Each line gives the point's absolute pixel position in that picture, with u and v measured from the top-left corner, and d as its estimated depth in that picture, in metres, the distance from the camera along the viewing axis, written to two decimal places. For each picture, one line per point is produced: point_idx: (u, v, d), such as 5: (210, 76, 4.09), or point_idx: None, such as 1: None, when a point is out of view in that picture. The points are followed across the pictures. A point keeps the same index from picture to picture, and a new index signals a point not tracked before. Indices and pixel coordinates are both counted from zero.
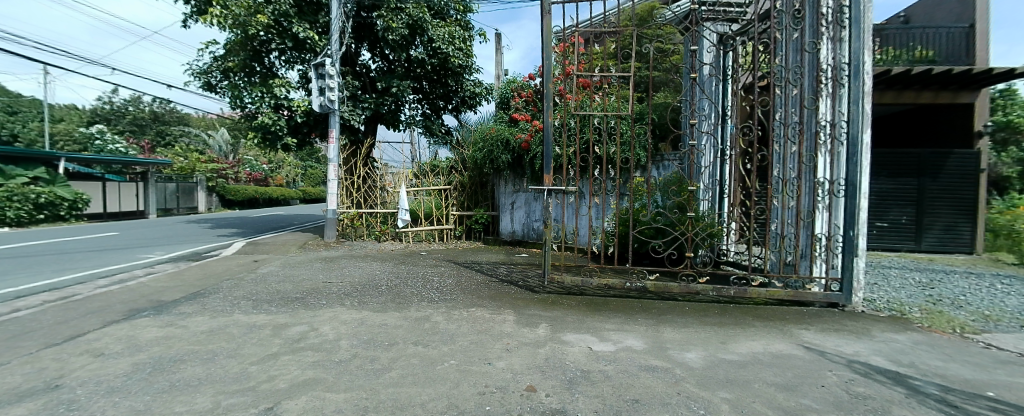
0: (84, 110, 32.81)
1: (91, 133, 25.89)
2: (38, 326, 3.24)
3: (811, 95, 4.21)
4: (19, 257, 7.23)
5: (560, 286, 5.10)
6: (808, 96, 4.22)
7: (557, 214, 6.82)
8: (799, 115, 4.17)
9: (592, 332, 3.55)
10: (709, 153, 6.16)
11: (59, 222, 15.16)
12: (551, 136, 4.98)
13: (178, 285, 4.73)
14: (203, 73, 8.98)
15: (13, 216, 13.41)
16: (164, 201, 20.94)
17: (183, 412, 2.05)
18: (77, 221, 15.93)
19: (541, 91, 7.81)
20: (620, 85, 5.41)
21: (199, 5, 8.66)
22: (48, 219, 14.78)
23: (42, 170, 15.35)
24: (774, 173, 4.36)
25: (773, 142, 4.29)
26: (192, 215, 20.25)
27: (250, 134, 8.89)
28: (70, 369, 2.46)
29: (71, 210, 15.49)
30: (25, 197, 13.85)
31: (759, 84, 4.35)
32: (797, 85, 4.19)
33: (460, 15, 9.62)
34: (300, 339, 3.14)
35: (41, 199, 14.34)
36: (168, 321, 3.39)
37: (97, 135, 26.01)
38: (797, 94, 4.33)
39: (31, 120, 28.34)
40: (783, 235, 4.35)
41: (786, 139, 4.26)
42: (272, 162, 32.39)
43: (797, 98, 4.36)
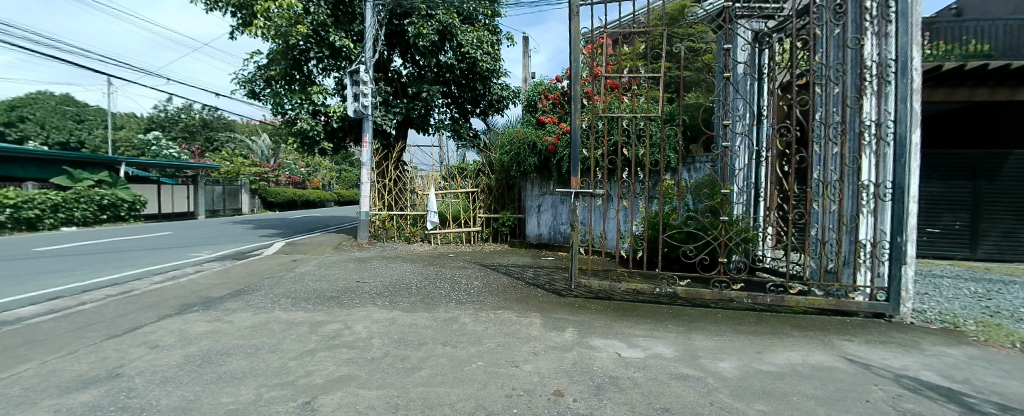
0: (142, 118, 35.41)
1: (149, 139, 27.98)
2: (102, 318, 3.52)
3: (854, 94, 3.97)
4: (87, 254, 7.88)
5: (586, 290, 5.05)
6: (851, 94, 3.97)
7: (584, 217, 6.76)
8: (841, 115, 3.95)
9: (621, 337, 3.49)
10: (743, 155, 5.92)
11: (121, 222, 16.36)
12: (578, 139, 4.93)
13: (225, 283, 5.02)
14: (248, 81, 9.48)
15: (81, 216, 14.61)
16: (212, 202, 22.19)
17: (229, 403, 2.17)
18: (136, 221, 17.21)
19: (568, 93, 7.76)
20: (650, 86, 5.30)
21: (245, 17, 9.18)
22: (110, 220, 15.99)
23: (105, 173, 16.50)
24: (813, 176, 4.14)
25: (812, 143, 4.08)
26: (236, 217, 21.43)
27: (290, 139, 9.33)
28: (129, 359, 2.65)
29: (130, 211, 16.69)
30: (91, 199, 15.05)
31: (796, 83, 4.15)
32: (838, 83, 3.97)
33: (488, 19, 9.71)
34: (335, 337, 3.26)
35: (104, 200, 15.55)
36: (216, 317, 3.60)
37: (154, 142, 28.07)
38: (838, 92, 4.10)
39: (96, 128, 30.89)
40: (823, 240, 4.12)
41: (827, 140, 4.04)
42: (309, 166, 33.82)
43: (839, 96, 4.13)
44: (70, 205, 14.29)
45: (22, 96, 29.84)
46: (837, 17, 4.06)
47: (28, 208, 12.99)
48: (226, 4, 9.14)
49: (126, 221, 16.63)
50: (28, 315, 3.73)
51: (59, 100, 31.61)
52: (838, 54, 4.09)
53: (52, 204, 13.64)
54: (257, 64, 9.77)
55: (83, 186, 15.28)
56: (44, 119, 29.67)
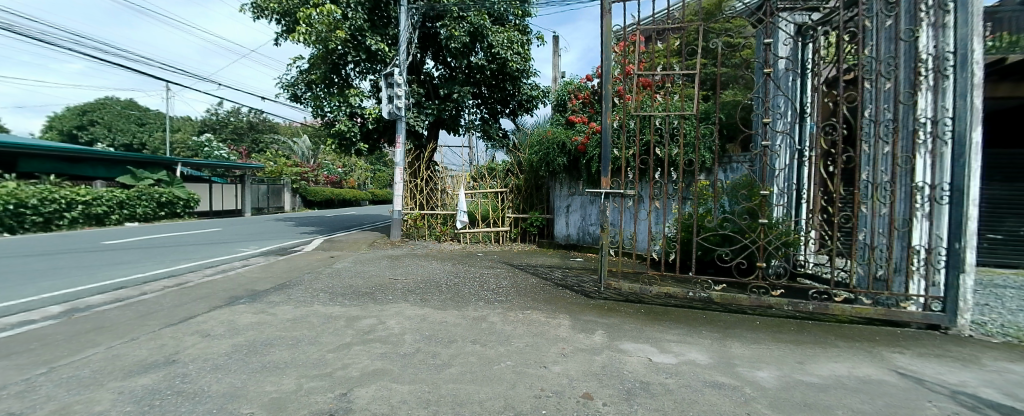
0: (196, 121, 38.02)
1: (202, 141, 30.00)
2: (161, 308, 3.79)
3: (907, 90, 3.68)
4: (148, 248, 8.51)
5: (616, 292, 4.96)
6: (904, 90, 3.68)
7: (614, 218, 6.65)
8: (892, 112, 3.67)
9: (652, 341, 3.41)
10: (784, 155, 5.62)
11: (177, 219, 17.66)
12: (609, 139, 4.82)
13: (269, 277, 5.29)
14: (291, 85, 9.95)
15: (142, 213, 15.87)
16: (257, 201, 23.39)
17: (272, 392, 2.29)
18: (190, 217, 18.49)
19: (599, 92, 7.63)
20: (685, 83, 5.13)
21: (288, 24, 9.62)
22: (168, 216, 17.28)
23: (164, 173, 17.88)
24: (861, 177, 3.88)
25: (860, 142, 3.81)
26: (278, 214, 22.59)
27: (329, 140, 9.73)
28: (184, 347, 2.85)
29: (185, 208, 17.99)
30: (151, 197, 16.32)
31: (842, 79, 3.89)
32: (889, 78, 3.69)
33: (519, 19, 9.70)
34: (370, 331, 3.37)
35: (163, 198, 16.84)
36: (261, 309, 3.81)
37: (206, 144, 30.06)
38: (889, 87, 3.81)
39: (155, 131, 33.40)
40: (871, 245, 3.86)
41: (876, 139, 3.76)
42: (346, 166, 35.12)
43: (891, 92, 3.84)
44: (134, 202, 15.57)
45: (93, 102, 32.74)
46: (888, 8, 3.78)
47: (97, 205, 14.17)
48: (271, 12, 9.63)
49: (182, 218, 17.93)
50: (98, 303, 4.07)
51: (125, 105, 34.42)
52: (889, 47, 3.80)
53: (118, 200, 14.91)
54: (299, 68, 10.23)
55: (145, 185, 16.60)
56: (111, 123, 32.49)
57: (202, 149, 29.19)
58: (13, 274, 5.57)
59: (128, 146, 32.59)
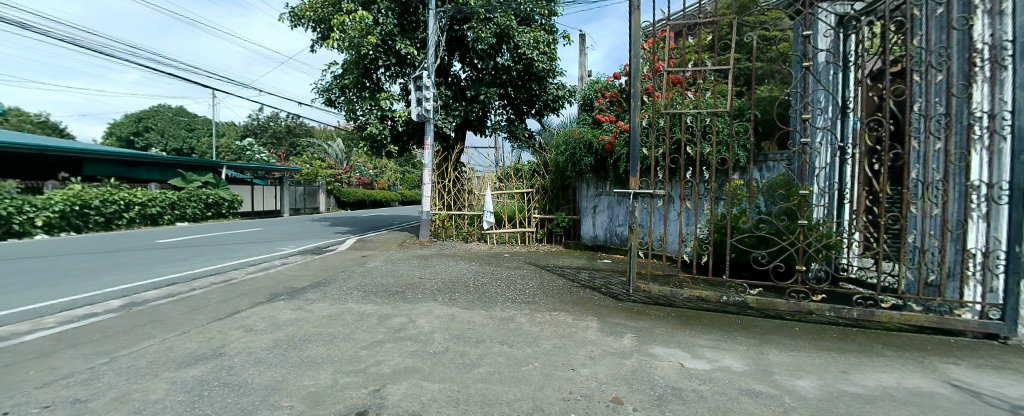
0: (239, 126, 40.17)
1: (244, 146, 31.70)
2: (208, 304, 4.02)
3: (960, 82, 3.40)
4: (197, 246, 9.06)
5: (646, 295, 4.84)
6: (957, 82, 3.40)
7: (643, 219, 6.50)
8: (944, 106, 3.40)
9: (684, 346, 3.31)
10: (825, 153, 5.31)
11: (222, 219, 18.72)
12: (637, 138, 4.71)
13: (306, 275, 5.52)
14: (325, 90, 10.34)
15: (192, 213, 16.91)
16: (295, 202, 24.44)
17: (311, 386, 2.39)
18: (233, 217, 19.54)
19: (627, 91, 7.47)
20: (717, 79, 4.96)
21: (323, 32, 9.99)
22: (214, 217, 18.36)
23: (211, 176, 18.84)
24: (909, 176, 3.60)
25: (908, 138, 3.55)
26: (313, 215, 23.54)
27: (361, 143, 10.01)
28: (229, 341, 3.00)
29: (230, 209, 19.03)
30: (199, 198, 17.34)
31: (888, 71, 3.63)
32: (940, 70, 3.42)
33: (545, 19, 9.67)
34: (400, 330, 3.45)
35: (210, 199, 17.86)
36: (299, 306, 3.97)
37: (248, 148, 31.72)
38: (940, 80, 3.53)
39: (202, 137, 35.50)
40: (920, 249, 3.58)
41: (926, 134, 3.49)
42: (377, 168, 36.12)
43: (942, 85, 3.55)
44: (184, 203, 16.61)
45: (148, 110, 35.15)
46: None
47: (152, 205, 15.18)
48: (308, 20, 10.04)
49: (226, 218, 18.97)
50: (152, 298, 4.37)
51: (175, 111, 36.71)
52: (940, 36, 3.52)
53: (170, 201, 15.95)
54: (334, 74, 10.60)
55: (193, 186, 17.69)
56: (164, 129, 34.81)
57: (245, 153, 30.78)
58: (80, 270, 6.07)
59: (179, 150, 34.83)
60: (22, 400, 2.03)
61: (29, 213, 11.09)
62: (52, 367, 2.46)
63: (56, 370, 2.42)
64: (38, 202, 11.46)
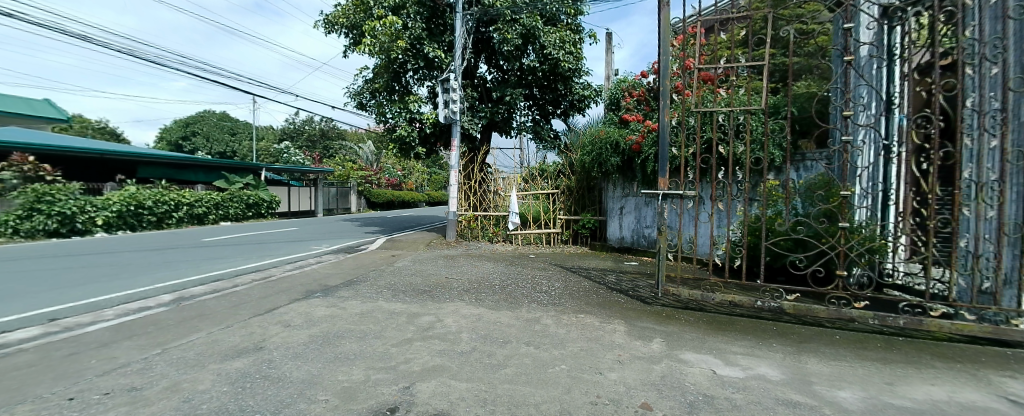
0: (276, 130, 42.04)
1: (282, 148, 33.17)
2: (249, 299, 4.23)
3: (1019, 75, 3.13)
4: (239, 245, 9.54)
5: (675, 299, 4.72)
6: (1016, 75, 3.13)
7: (672, 221, 6.34)
8: (1000, 102, 3.14)
9: (716, 353, 3.20)
10: (867, 152, 4.99)
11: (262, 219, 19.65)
12: (667, 137, 4.60)
13: (339, 273, 5.71)
14: (357, 94, 10.68)
15: (234, 213, 17.84)
16: (328, 202, 25.31)
17: (345, 381, 2.46)
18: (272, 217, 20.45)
19: (656, 89, 7.30)
20: (751, 76, 4.78)
21: (355, 37, 10.28)
22: (254, 217, 19.30)
23: (251, 178, 19.75)
24: (962, 176, 3.35)
25: (960, 135, 3.29)
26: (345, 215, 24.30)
27: (390, 145, 10.24)
28: (268, 335, 3.14)
29: (268, 209, 19.95)
30: (241, 199, 18.24)
31: (938, 65, 3.38)
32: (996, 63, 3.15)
33: (571, 18, 9.63)
34: (429, 328, 3.51)
35: (250, 200, 18.76)
36: (332, 303, 4.11)
37: (285, 151, 33.16)
38: (997, 73, 3.25)
39: (243, 141, 37.38)
40: (974, 254, 3.33)
41: (980, 132, 3.24)
42: (405, 169, 36.88)
43: (999, 78, 3.28)
44: (227, 203, 17.52)
45: (194, 116, 37.34)
46: None
47: (199, 206, 16.09)
48: (341, 27, 10.36)
49: (265, 218, 19.90)
50: (199, 293, 4.63)
51: (219, 116, 38.85)
52: (995, 26, 3.25)
53: (214, 201, 16.83)
54: (365, 78, 10.91)
55: (235, 188, 18.60)
56: (209, 134, 36.89)
57: (282, 156, 32.19)
58: (136, 266, 6.51)
59: (222, 153, 36.83)
60: (85, 387, 2.19)
61: (89, 212, 12.07)
62: (110, 357, 2.65)
63: (115, 360, 2.61)
64: (98, 202, 12.42)
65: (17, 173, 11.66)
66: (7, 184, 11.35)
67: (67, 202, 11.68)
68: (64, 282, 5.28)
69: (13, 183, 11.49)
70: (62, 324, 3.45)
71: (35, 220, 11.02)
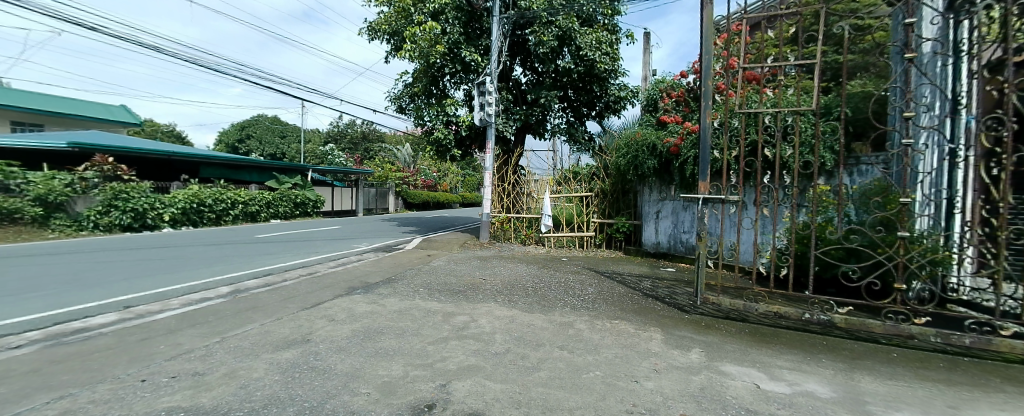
0: (321, 133, 44.13)
1: (327, 151, 34.85)
2: (297, 293, 4.45)
3: None
4: (288, 242, 10.08)
5: (715, 308, 4.54)
6: None
7: (713, 227, 6.13)
8: None
9: (759, 366, 3.05)
10: (930, 155, 4.58)
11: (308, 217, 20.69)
12: (707, 139, 4.43)
13: (379, 271, 5.90)
14: (397, 98, 11.08)
15: (284, 212, 18.89)
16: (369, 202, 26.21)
17: (385, 375, 2.54)
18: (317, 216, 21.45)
19: (696, 90, 7.05)
20: (800, 74, 4.51)
21: (396, 43, 10.62)
22: (302, 216, 20.37)
23: (299, 178, 20.82)
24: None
25: None
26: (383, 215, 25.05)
27: (427, 147, 10.48)
28: (314, 328, 3.29)
29: (314, 208, 20.97)
30: (289, 198, 19.24)
31: (1011, 62, 3.07)
32: None
33: (608, 18, 9.56)
34: (463, 328, 3.56)
35: (298, 199, 19.79)
36: (372, 299, 4.25)
37: (330, 153, 34.80)
38: None
39: (291, 143, 39.62)
40: None
41: None
42: (441, 170, 37.45)
43: None
44: (277, 202, 18.57)
45: (249, 119, 39.95)
46: None
47: (253, 204, 17.14)
48: (384, 33, 10.71)
49: (312, 216, 20.94)
50: (253, 286, 4.92)
51: (272, 120, 41.34)
52: None
53: (266, 201, 17.86)
54: (405, 82, 11.27)
55: (285, 187, 19.61)
56: (262, 136, 39.31)
57: (327, 158, 33.77)
58: (200, 260, 7.03)
59: (273, 155, 39.09)
60: (154, 370, 2.38)
61: (158, 209, 13.17)
62: (176, 343, 2.86)
63: (180, 346, 2.82)
64: (165, 200, 13.45)
65: (99, 172, 12.78)
66: (91, 183, 12.43)
67: (139, 200, 12.77)
68: (137, 272, 5.78)
69: (96, 181, 12.56)
70: (135, 311, 3.77)
71: (113, 215, 12.14)
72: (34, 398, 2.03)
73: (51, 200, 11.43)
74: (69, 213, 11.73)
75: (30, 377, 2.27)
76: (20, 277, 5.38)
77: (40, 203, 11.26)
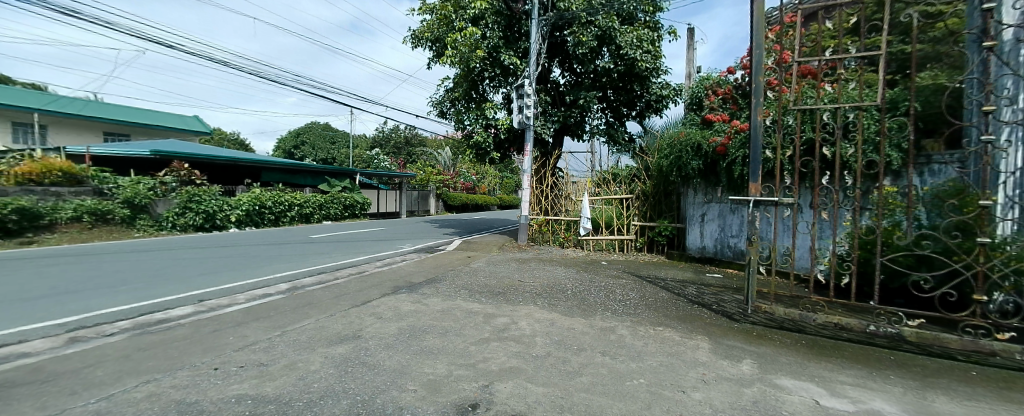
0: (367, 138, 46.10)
1: (373, 155, 36.39)
2: (347, 291, 4.67)
3: None
4: (339, 242, 10.60)
5: (768, 317, 4.29)
6: None
7: (765, 231, 5.80)
8: None
9: (818, 381, 2.85)
10: (1015, 154, 4.08)
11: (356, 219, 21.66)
12: (758, 139, 4.21)
13: (421, 271, 6.07)
14: (438, 103, 11.38)
15: (334, 214, 19.90)
16: (411, 205, 26.96)
17: (430, 373, 2.62)
18: (363, 217, 22.39)
19: (745, 86, 6.72)
20: (863, 67, 4.16)
21: (437, 49, 10.91)
22: (350, 217, 21.38)
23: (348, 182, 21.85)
24: None
25: None
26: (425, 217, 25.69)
27: (467, 150, 10.67)
28: (364, 325, 3.44)
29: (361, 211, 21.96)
30: (339, 201, 20.22)
31: None
32: None
33: (650, 16, 9.35)
34: (505, 330, 3.59)
35: (347, 202, 20.78)
36: (417, 299, 4.38)
37: (376, 158, 36.33)
38: None
39: (340, 148, 41.74)
40: None
41: None
42: (479, 173, 37.83)
43: None
44: (329, 205, 19.58)
45: (304, 127, 42.57)
46: None
47: (307, 206, 18.13)
48: (426, 41, 11.05)
49: (359, 218, 21.90)
50: (308, 283, 5.23)
51: (324, 127, 43.74)
52: None
53: (318, 202, 18.86)
54: (446, 87, 11.57)
55: (336, 190, 20.60)
56: (315, 143, 41.73)
57: (373, 162, 35.27)
58: (261, 258, 7.58)
59: (324, 160, 41.37)
60: (224, 359, 2.59)
61: (226, 210, 14.28)
62: (243, 335, 3.09)
63: (246, 338, 3.04)
64: (231, 203, 14.51)
65: (177, 178, 14.06)
66: (169, 187, 13.70)
67: (210, 202, 13.93)
68: (207, 269, 6.31)
69: (173, 186, 13.82)
70: (208, 304, 4.11)
71: (188, 217, 13.35)
72: (125, 382, 2.26)
73: (137, 202, 12.56)
74: (151, 214, 12.94)
75: (122, 362, 2.54)
76: (112, 272, 6.03)
77: (128, 205, 12.40)
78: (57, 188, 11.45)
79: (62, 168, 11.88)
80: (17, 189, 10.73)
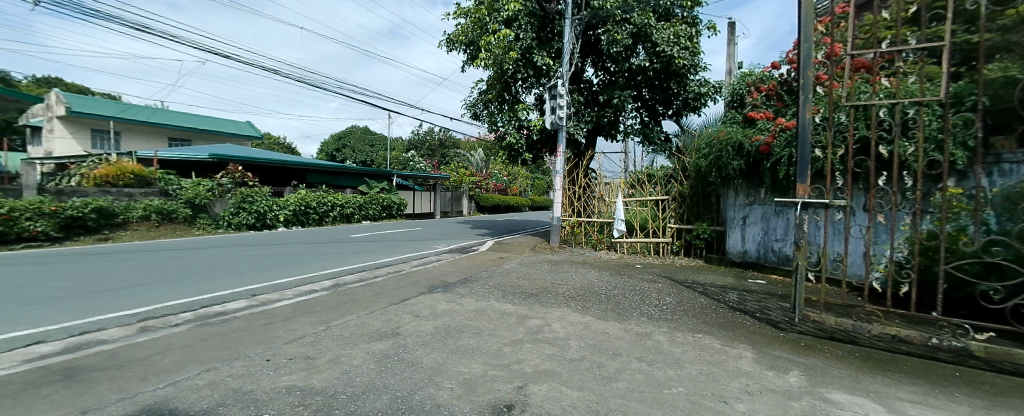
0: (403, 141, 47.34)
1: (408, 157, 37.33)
2: (385, 290, 4.82)
3: None
4: (377, 242, 10.96)
5: (816, 326, 4.06)
6: None
7: (813, 235, 5.49)
8: None
9: (874, 396, 2.67)
10: None
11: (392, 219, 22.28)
12: (806, 137, 3.98)
13: (455, 271, 6.17)
14: (472, 105, 11.53)
15: (372, 214, 20.59)
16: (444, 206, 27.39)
17: (465, 372, 2.65)
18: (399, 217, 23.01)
19: (791, 82, 6.39)
20: (924, 58, 3.84)
21: (471, 52, 11.05)
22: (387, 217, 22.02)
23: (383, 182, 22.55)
24: None
25: None
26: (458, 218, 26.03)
27: (500, 152, 10.76)
28: (402, 323, 3.53)
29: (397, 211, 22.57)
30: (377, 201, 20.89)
31: None
32: None
33: (687, 11, 9.08)
34: (538, 332, 3.59)
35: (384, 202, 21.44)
36: (451, 299, 4.46)
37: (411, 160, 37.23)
38: None
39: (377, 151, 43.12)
40: None
41: None
42: (511, 174, 37.90)
43: None
44: (368, 206, 20.30)
45: (345, 130, 44.38)
46: None
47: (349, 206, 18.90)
48: (460, 44, 11.22)
49: (395, 218, 22.52)
50: (349, 281, 5.43)
51: (363, 131, 45.36)
52: None
53: (358, 203, 19.59)
54: (480, 89, 11.69)
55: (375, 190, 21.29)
56: (355, 146, 43.35)
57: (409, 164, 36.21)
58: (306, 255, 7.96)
59: (363, 162, 42.90)
60: (274, 351, 2.73)
61: (275, 210, 15.14)
62: (290, 329, 3.26)
63: (293, 331, 3.21)
64: (279, 203, 15.35)
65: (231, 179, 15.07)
66: (225, 188, 14.65)
67: (261, 202, 14.73)
68: (258, 265, 6.70)
69: (229, 187, 14.78)
70: (259, 298, 4.37)
71: (241, 216, 14.14)
72: (188, 369, 2.44)
73: (198, 202, 13.51)
74: (209, 213, 13.84)
75: (184, 350, 2.75)
76: (176, 267, 6.52)
77: (189, 204, 13.36)
78: (129, 189, 12.52)
79: (133, 171, 13.18)
80: (97, 190, 11.89)
